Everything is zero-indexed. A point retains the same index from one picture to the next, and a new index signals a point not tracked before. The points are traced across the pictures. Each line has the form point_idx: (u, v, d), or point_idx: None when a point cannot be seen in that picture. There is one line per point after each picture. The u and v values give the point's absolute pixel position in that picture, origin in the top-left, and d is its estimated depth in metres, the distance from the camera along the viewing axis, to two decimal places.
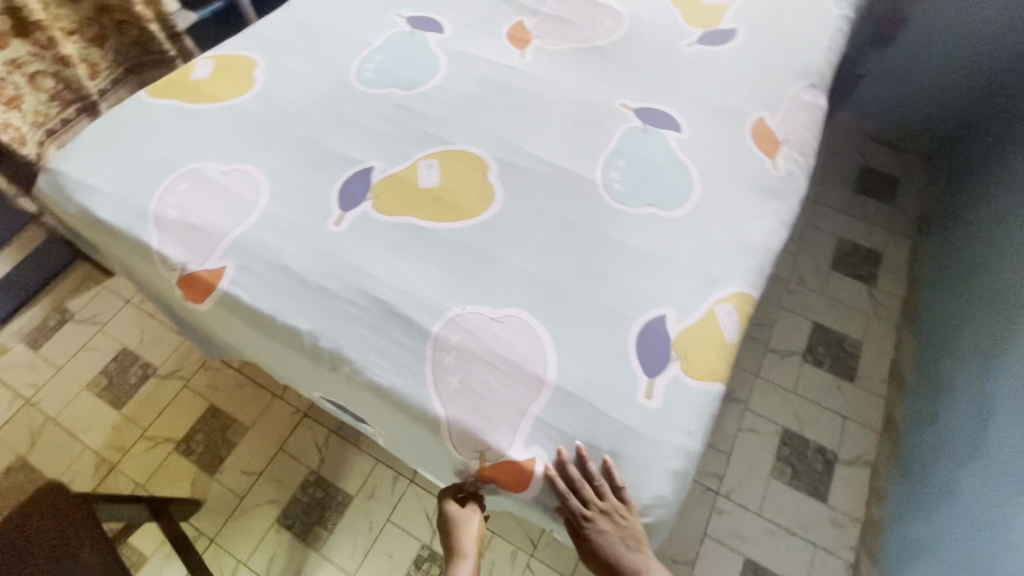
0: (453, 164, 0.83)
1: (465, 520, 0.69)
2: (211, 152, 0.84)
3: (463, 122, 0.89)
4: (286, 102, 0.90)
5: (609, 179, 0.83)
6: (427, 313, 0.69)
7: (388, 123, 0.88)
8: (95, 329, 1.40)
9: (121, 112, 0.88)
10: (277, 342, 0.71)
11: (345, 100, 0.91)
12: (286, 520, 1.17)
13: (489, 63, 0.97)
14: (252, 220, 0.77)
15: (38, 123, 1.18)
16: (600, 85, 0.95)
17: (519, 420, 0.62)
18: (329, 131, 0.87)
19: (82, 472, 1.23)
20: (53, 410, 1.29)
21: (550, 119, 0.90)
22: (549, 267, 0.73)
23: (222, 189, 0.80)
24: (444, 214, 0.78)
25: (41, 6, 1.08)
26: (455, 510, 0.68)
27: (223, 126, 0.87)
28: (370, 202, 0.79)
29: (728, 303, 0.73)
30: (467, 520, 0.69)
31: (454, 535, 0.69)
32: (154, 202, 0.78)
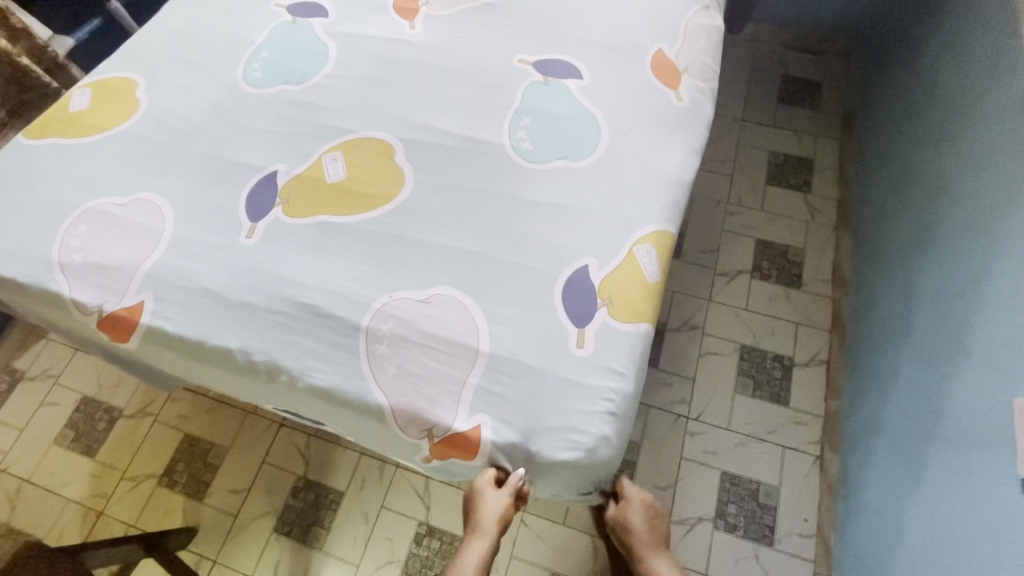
0: (358, 153, 0.82)
1: (489, 503, 0.66)
2: (106, 186, 0.80)
3: (362, 107, 0.87)
4: (175, 119, 0.87)
5: (516, 138, 0.83)
6: (354, 308, 0.69)
7: (285, 122, 0.85)
8: (50, 383, 1.37)
9: (2, 161, 0.84)
10: (212, 365, 0.71)
11: (236, 106, 0.87)
12: (283, 528, 1.20)
13: (380, 40, 0.94)
14: (162, 249, 0.75)
15: None
16: (495, 44, 0.93)
17: (459, 394, 0.64)
18: (225, 141, 0.84)
19: (71, 524, 1.23)
20: (26, 471, 1.28)
21: (450, 88, 0.88)
22: (468, 239, 0.74)
23: (125, 222, 0.77)
24: (356, 205, 0.77)
25: None
26: (482, 484, 0.65)
27: (113, 156, 0.83)
28: (280, 207, 0.77)
29: (646, 243, 0.74)
30: (489, 501, 0.65)
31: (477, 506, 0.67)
32: (57, 249, 0.75)
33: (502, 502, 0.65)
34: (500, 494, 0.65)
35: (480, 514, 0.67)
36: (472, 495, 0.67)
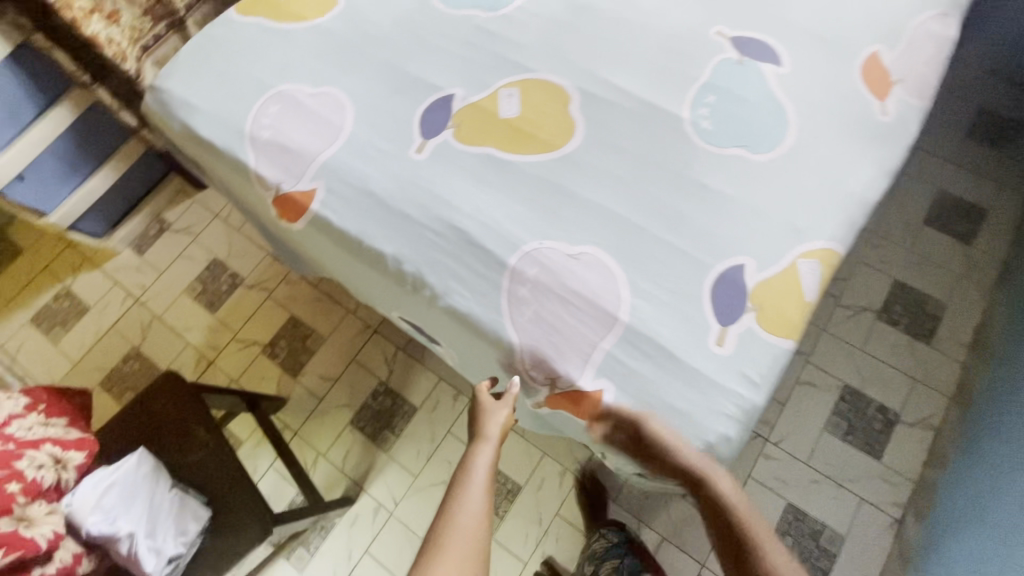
0: (534, 94, 0.81)
1: (493, 411, 0.74)
2: (298, 73, 0.85)
3: (546, 47, 0.85)
4: (368, 22, 0.89)
5: (696, 113, 0.79)
6: (505, 246, 0.71)
7: (469, 47, 0.85)
8: (190, 240, 1.53)
9: (214, 31, 0.90)
10: (363, 263, 0.75)
11: (425, 21, 0.88)
12: (359, 423, 1.30)
13: None
14: (340, 145, 0.79)
15: (134, 39, 1.16)
16: (696, 8, 0.87)
17: (589, 356, 0.65)
18: (410, 54, 0.86)
19: (186, 364, 1.40)
20: (159, 309, 1.46)
21: (638, 47, 0.84)
22: (627, 206, 0.72)
23: (310, 112, 0.82)
24: (523, 146, 0.77)
25: None
26: (483, 396, 0.76)
27: (309, 48, 0.87)
28: (452, 130, 0.79)
29: (811, 259, 0.70)
30: (493, 411, 0.74)
31: (481, 419, 0.75)
32: (249, 122, 0.82)
33: (502, 411, 0.74)
34: (498, 405, 0.75)
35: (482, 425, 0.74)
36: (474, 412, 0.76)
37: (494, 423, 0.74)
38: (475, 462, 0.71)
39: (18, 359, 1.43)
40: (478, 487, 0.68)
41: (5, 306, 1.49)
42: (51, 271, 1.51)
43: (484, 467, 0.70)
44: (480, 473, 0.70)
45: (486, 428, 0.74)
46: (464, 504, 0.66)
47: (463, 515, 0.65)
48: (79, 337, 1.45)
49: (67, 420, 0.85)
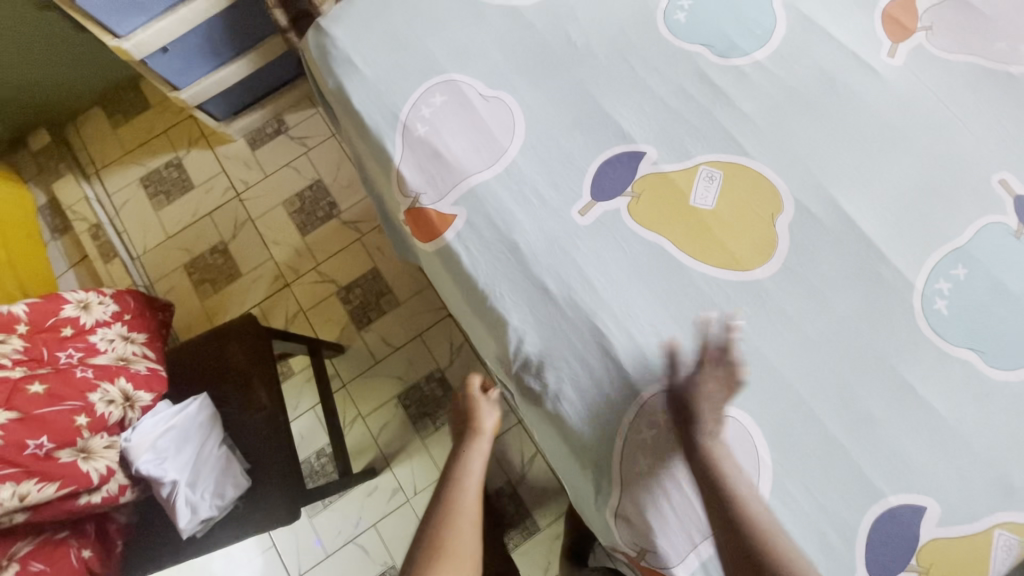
0: (740, 185, 0.66)
1: (487, 411, 0.70)
2: (477, 64, 0.72)
3: (775, 129, 0.68)
4: (573, 24, 0.74)
5: (933, 285, 0.62)
6: (643, 372, 0.60)
7: (682, 98, 0.70)
8: (301, 151, 1.48)
9: None
10: (479, 318, 0.67)
11: (641, 45, 0.73)
12: (404, 400, 1.28)
13: (842, 52, 0.71)
14: (498, 171, 0.68)
15: None
16: (984, 138, 0.67)
17: (643, 467, 0.58)
18: (609, 82, 0.71)
19: (263, 277, 1.39)
20: (254, 212, 1.44)
21: (890, 168, 0.66)
22: (802, 376, 0.59)
23: (476, 117, 0.70)
24: (704, 250, 0.64)
25: None
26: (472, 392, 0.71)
27: (499, 35, 0.74)
28: (628, 200, 0.66)
29: (1015, 532, 0.55)
30: (484, 409, 0.70)
31: (471, 417, 0.70)
32: (407, 109, 0.71)
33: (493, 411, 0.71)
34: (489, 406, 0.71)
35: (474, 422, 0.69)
36: (465, 409, 0.71)
37: (488, 423, 0.70)
38: (469, 460, 0.66)
39: (120, 213, 1.47)
40: (473, 488, 0.64)
41: (121, 157, 1.51)
42: (170, 137, 1.52)
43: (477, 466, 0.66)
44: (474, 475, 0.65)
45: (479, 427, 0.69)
46: (461, 507, 0.61)
47: (465, 520, 0.61)
48: (177, 212, 1.46)
49: (146, 337, 0.83)
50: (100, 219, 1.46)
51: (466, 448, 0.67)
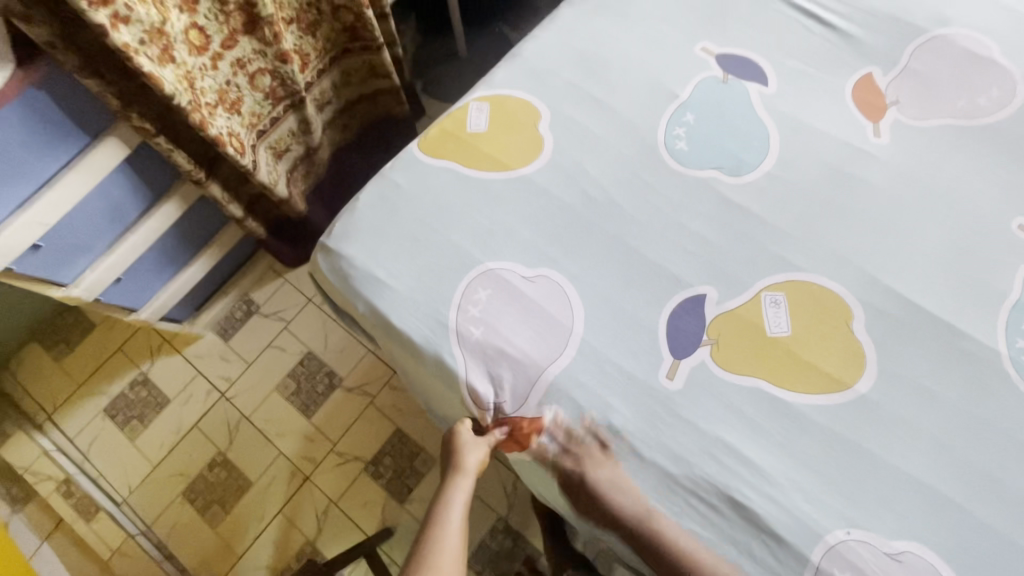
0: (807, 302, 0.66)
1: (474, 448, 0.64)
2: (507, 246, 0.70)
3: (813, 233, 0.69)
4: (586, 178, 0.74)
5: (1015, 346, 0.64)
6: (803, 531, 0.57)
7: (717, 227, 0.70)
8: (281, 327, 1.38)
9: (397, 175, 0.75)
10: (606, 520, 0.61)
11: (656, 183, 0.73)
12: (475, 566, 1.17)
13: (837, 143, 0.75)
14: (572, 356, 0.64)
15: (251, 125, 1.07)
16: (987, 189, 0.72)
17: (608, 483, 0.61)
18: (643, 230, 0.70)
19: (279, 477, 1.26)
20: (247, 408, 1.31)
21: (925, 241, 0.69)
22: (948, 481, 0.58)
23: (528, 302, 0.67)
24: (803, 379, 0.63)
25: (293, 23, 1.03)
26: (462, 430, 0.65)
27: (518, 209, 0.72)
28: (708, 349, 0.64)
29: None
30: (471, 447, 0.64)
31: (458, 449, 0.65)
32: (454, 313, 0.67)
33: (482, 448, 0.64)
34: (480, 437, 0.65)
35: (459, 459, 0.64)
36: (450, 437, 0.67)
37: (472, 461, 0.64)
38: (449, 500, 0.64)
39: (90, 457, 1.29)
40: (454, 530, 0.62)
41: (76, 393, 1.34)
42: (127, 353, 1.37)
43: (460, 505, 0.64)
44: (457, 512, 0.64)
45: (463, 464, 0.64)
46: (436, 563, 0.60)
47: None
48: (157, 434, 1.30)
49: None
50: (69, 471, 1.27)
51: (446, 489, 0.65)
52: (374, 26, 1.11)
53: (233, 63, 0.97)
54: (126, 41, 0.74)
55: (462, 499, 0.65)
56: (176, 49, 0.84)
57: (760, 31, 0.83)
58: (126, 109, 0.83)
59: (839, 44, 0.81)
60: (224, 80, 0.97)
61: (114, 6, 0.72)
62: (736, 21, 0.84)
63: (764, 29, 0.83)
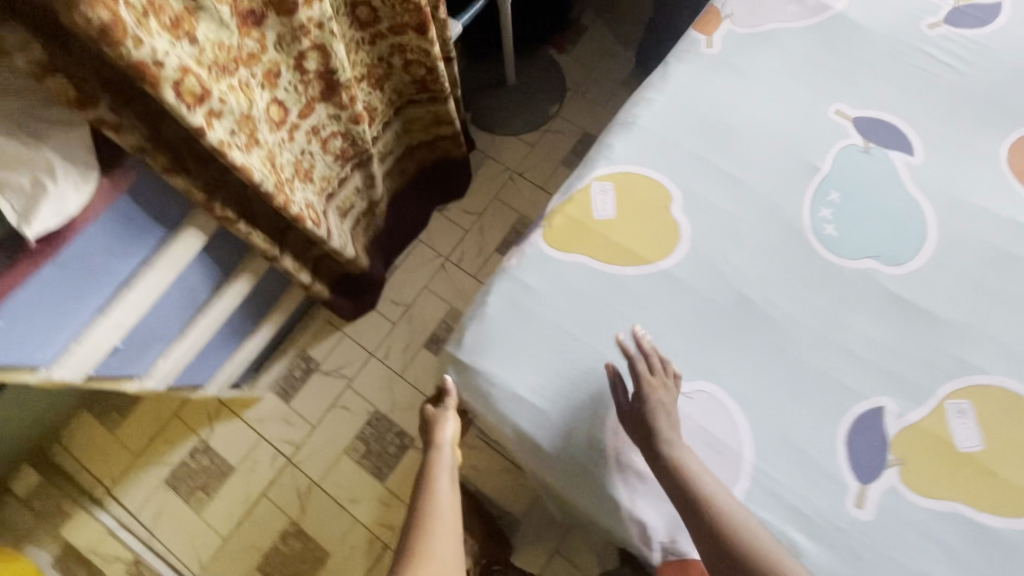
0: (996, 411, 0.61)
1: (447, 418, 0.63)
2: (659, 357, 0.65)
3: (988, 329, 0.65)
4: (732, 272, 0.68)
5: None
6: None
7: (880, 325, 0.66)
8: (344, 385, 1.32)
9: (525, 274, 0.69)
10: None
11: (810, 275, 0.68)
12: None
13: (998, 219, 0.70)
14: (745, 484, 0.60)
15: (322, 190, 0.99)
16: None
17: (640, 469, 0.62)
18: (800, 331, 0.66)
19: (357, 547, 1.21)
20: (317, 474, 1.26)
21: None
22: None
23: (658, 400, 0.60)
24: (1005, 502, 0.58)
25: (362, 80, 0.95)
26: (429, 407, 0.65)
27: (663, 312, 0.67)
28: (896, 471, 0.60)
29: None
30: (447, 417, 0.63)
31: (431, 425, 0.63)
32: (613, 439, 0.63)
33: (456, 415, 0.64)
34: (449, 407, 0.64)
35: (434, 433, 0.62)
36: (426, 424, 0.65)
37: (449, 431, 0.63)
38: (433, 478, 0.59)
39: (156, 533, 1.23)
40: (446, 506, 0.57)
41: (133, 464, 1.28)
42: (183, 420, 1.31)
43: (447, 480, 0.60)
44: (444, 490, 0.59)
45: (442, 437, 0.62)
46: (433, 543, 0.54)
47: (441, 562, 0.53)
48: (224, 506, 1.25)
49: None
50: (136, 550, 1.22)
51: (427, 468, 0.60)
52: (445, 77, 1.03)
53: (308, 131, 0.89)
54: (220, 137, 0.66)
55: (446, 469, 0.60)
56: (260, 130, 0.76)
57: (896, 90, 0.77)
58: (210, 200, 0.74)
59: (984, 102, 0.75)
60: (299, 151, 0.89)
61: (208, 103, 0.62)
62: (868, 77, 0.78)
63: (903, 88, 0.77)
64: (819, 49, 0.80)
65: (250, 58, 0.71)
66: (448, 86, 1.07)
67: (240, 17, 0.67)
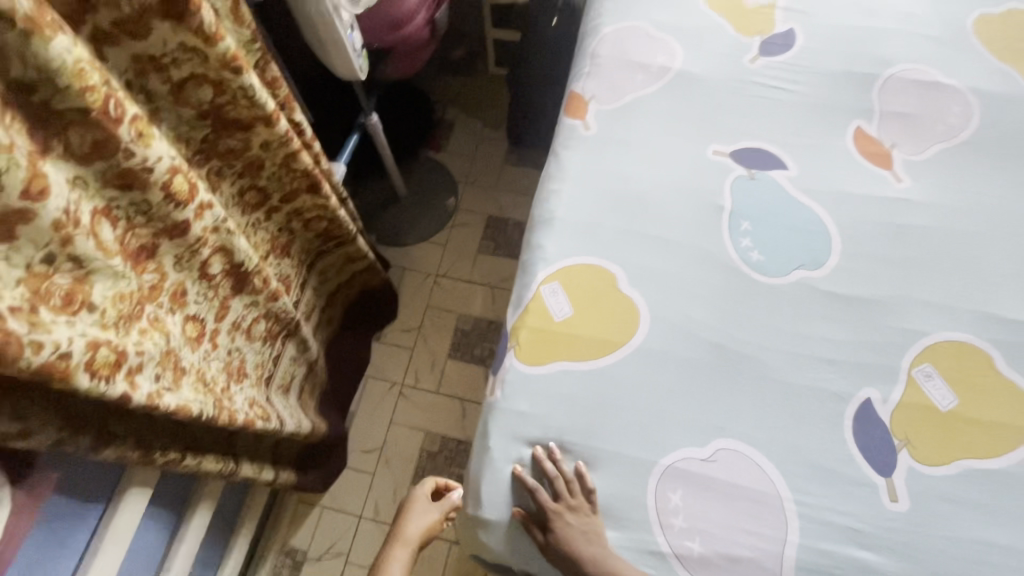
0: (950, 363, 0.69)
1: (421, 510, 0.84)
2: (670, 432, 0.65)
3: (912, 294, 0.74)
4: (696, 324, 0.72)
5: None
6: None
7: (834, 324, 0.72)
8: (341, 563, 1.19)
9: (514, 401, 0.68)
10: None
11: (759, 301, 0.74)
12: None
13: (873, 200, 0.81)
14: (798, 523, 0.61)
15: (259, 378, 0.92)
16: (1000, 195, 0.82)
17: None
18: (776, 355, 0.70)
19: None
20: None
21: (992, 261, 0.76)
22: None
23: (569, 528, 0.61)
24: (996, 441, 0.64)
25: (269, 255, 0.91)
26: (418, 495, 0.85)
27: (655, 386, 0.68)
28: (907, 451, 0.64)
29: None
30: (420, 511, 0.84)
31: (407, 518, 0.84)
32: (660, 535, 0.61)
33: (429, 512, 0.83)
34: (430, 504, 0.85)
35: (404, 528, 0.83)
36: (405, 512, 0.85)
37: (413, 526, 0.82)
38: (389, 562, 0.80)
39: None
40: None
41: None
42: None
43: (398, 567, 0.80)
44: (395, 569, 0.79)
45: (407, 530, 0.82)
46: None
47: None
48: None
49: None
50: None
51: (391, 552, 0.81)
52: (350, 221, 1.02)
53: (230, 328, 0.83)
54: (149, 388, 0.59)
55: (402, 563, 0.80)
56: (182, 355, 0.69)
57: (750, 120, 0.88)
58: (147, 454, 0.65)
59: (818, 109, 0.89)
60: (226, 352, 0.82)
61: (127, 362, 0.56)
62: (724, 116, 0.89)
63: (754, 117, 0.89)
64: (677, 104, 0.90)
65: (153, 291, 0.65)
66: (354, 226, 1.05)
67: (132, 257, 0.62)
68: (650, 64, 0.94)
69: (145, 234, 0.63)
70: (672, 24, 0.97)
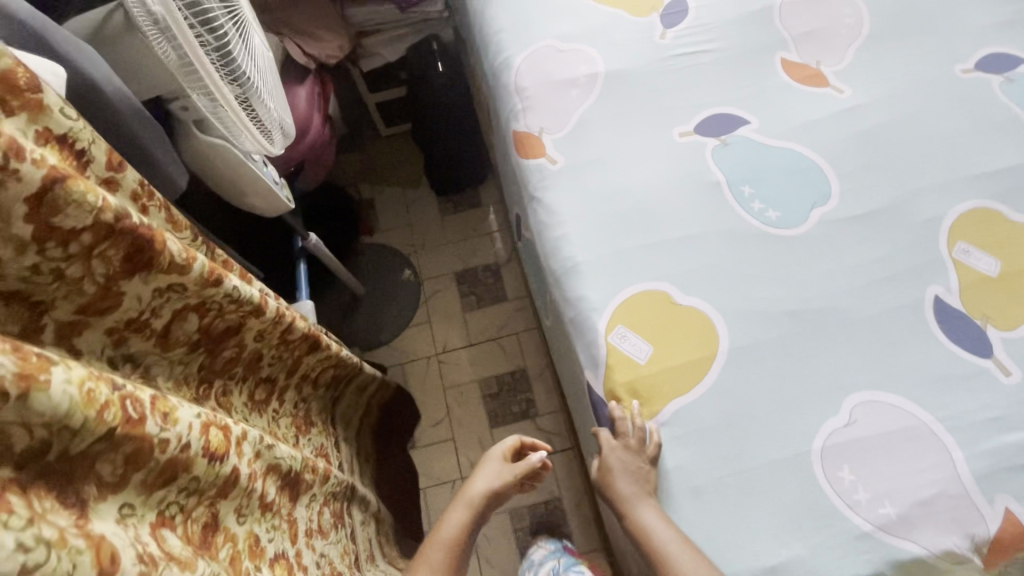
0: (974, 232, 0.75)
1: (492, 465, 0.83)
2: (806, 416, 0.65)
3: (912, 187, 0.79)
4: (765, 301, 0.72)
5: None
6: None
7: (871, 243, 0.75)
8: None
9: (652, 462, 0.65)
10: None
11: (802, 253, 0.75)
12: None
13: (833, 117, 0.86)
14: (953, 439, 0.63)
15: (350, 565, 0.81)
16: (921, 69, 0.89)
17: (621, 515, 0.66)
18: (845, 295, 0.72)
19: None
20: None
21: (950, 128, 0.83)
22: None
23: (615, 467, 0.66)
24: None
25: (299, 437, 0.79)
26: (504, 447, 0.85)
27: (767, 378, 0.67)
28: (993, 326, 0.69)
29: None
30: (494, 465, 0.82)
31: (477, 476, 0.82)
32: (856, 516, 0.60)
33: (506, 472, 0.82)
34: (504, 465, 0.82)
35: (471, 484, 0.81)
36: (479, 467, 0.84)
37: (477, 486, 0.80)
38: (448, 518, 0.77)
39: None
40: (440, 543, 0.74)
41: None
42: None
43: (456, 526, 0.76)
44: (451, 529, 0.75)
45: (473, 488, 0.80)
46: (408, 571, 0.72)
47: None
48: None
49: None
50: None
51: (454, 508, 0.79)
52: (351, 353, 0.92)
53: (307, 539, 0.71)
54: None
55: (460, 521, 0.76)
56: None
57: (692, 91, 0.90)
58: None
59: (742, 57, 0.93)
60: (316, 565, 0.71)
61: None
62: (669, 97, 0.90)
63: (695, 87, 0.90)
64: (622, 104, 0.90)
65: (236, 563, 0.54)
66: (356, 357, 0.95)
67: (201, 546, 0.50)
68: (577, 76, 0.92)
69: (202, 510, 0.51)
70: (572, 31, 0.96)
